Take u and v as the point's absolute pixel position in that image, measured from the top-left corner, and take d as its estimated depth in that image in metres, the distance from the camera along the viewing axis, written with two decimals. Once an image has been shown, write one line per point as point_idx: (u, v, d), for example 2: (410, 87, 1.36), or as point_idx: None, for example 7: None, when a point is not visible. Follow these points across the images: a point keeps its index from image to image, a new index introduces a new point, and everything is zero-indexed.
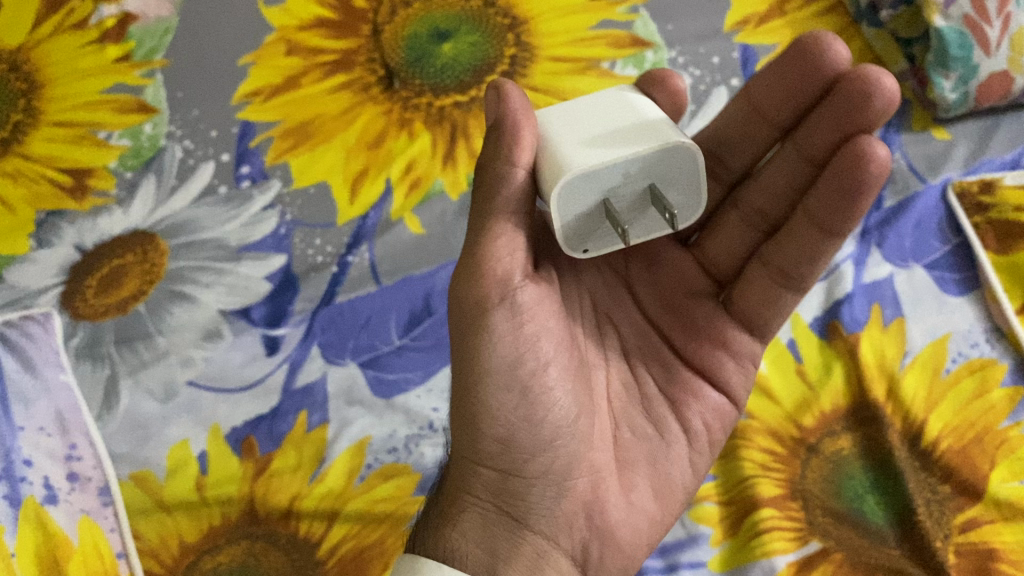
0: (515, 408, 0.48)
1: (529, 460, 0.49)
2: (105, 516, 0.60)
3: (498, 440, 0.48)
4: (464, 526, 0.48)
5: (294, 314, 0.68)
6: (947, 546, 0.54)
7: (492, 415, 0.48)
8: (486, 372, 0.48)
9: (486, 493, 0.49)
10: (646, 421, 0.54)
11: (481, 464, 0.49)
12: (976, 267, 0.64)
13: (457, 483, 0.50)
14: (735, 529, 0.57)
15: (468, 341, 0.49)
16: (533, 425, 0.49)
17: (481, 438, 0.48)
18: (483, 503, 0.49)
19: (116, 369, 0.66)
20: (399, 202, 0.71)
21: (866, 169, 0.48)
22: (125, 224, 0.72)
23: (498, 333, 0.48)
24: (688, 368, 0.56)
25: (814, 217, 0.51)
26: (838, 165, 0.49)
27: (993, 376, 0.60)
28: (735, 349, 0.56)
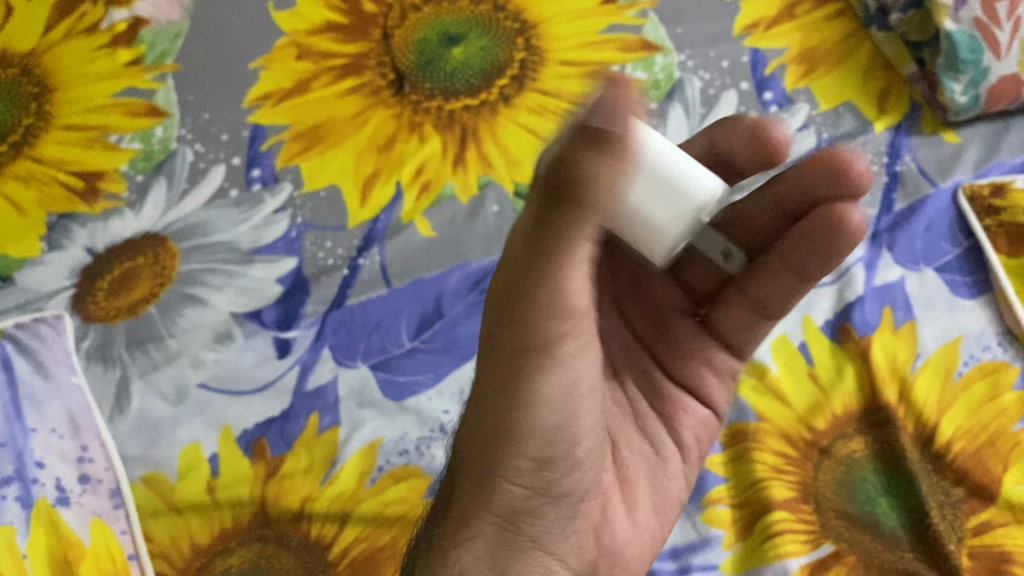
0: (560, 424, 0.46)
1: (560, 478, 0.47)
2: (116, 517, 0.61)
3: (538, 459, 0.45)
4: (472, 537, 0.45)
5: (306, 316, 0.68)
6: (961, 549, 0.55)
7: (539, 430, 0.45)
8: (542, 388, 0.44)
9: (503, 510, 0.46)
10: (644, 439, 0.56)
11: (513, 482, 0.45)
12: (987, 270, 0.64)
13: (471, 496, 0.45)
14: (747, 532, 0.57)
15: (534, 343, 0.43)
16: (569, 449, 0.47)
17: (522, 454, 0.45)
18: (498, 521, 0.46)
19: (128, 371, 0.66)
20: (410, 204, 0.71)
21: (844, 232, 0.52)
22: (135, 227, 0.73)
23: (564, 349, 0.44)
24: (674, 385, 0.59)
25: (789, 263, 0.54)
26: (813, 227, 0.53)
27: (1005, 379, 0.60)
28: (717, 366, 0.59)
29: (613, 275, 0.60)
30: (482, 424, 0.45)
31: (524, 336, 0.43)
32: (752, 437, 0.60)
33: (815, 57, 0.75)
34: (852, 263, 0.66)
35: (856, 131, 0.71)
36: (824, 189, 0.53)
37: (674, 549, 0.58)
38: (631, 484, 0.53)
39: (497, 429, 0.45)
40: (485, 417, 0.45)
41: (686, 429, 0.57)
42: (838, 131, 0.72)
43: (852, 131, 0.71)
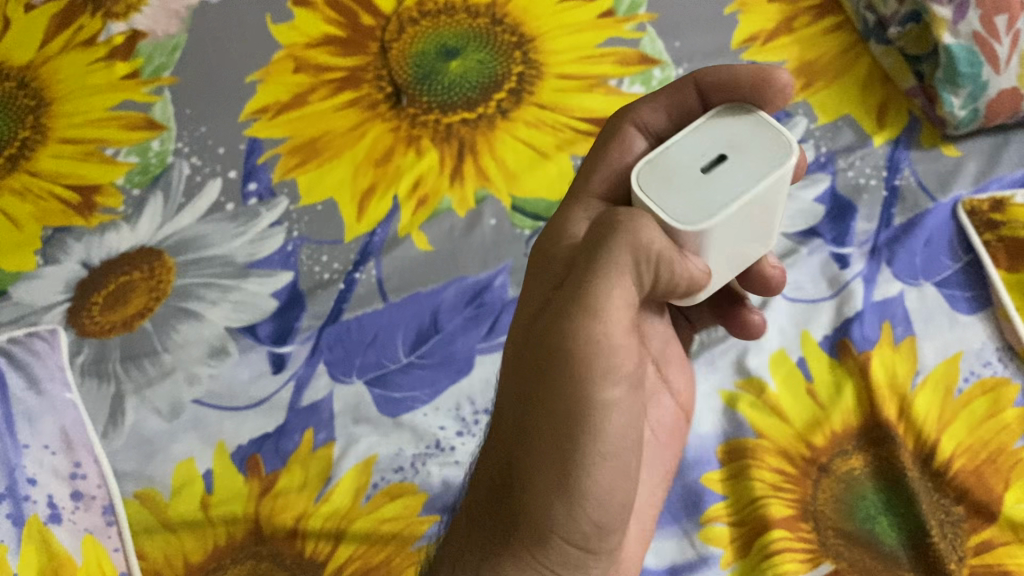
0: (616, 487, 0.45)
1: (608, 539, 0.47)
2: (109, 535, 0.60)
3: (592, 523, 0.45)
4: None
5: (301, 331, 0.67)
6: (962, 569, 0.54)
7: (600, 492, 0.44)
8: (601, 448, 0.43)
9: (552, 566, 0.45)
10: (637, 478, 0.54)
11: (569, 543, 0.45)
12: (988, 285, 0.64)
13: (524, 547, 0.45)
14: (746, 551, 0.57)
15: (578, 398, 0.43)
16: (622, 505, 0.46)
17: (584, 517, 0.44)
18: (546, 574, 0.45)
19: (122, 387, 0.66)
20: (407, 218, 0.71)
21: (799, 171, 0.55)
22: (131, 241, 0.72)
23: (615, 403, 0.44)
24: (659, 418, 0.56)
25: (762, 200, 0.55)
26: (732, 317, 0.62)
27: (1006, 396, 0.59)
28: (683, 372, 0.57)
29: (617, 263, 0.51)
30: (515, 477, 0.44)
31: (571, 390, 0.43)
32: (750, 453, 0.60)
33: (814, 70, 0.75)
34: (851, 279, 0.66)
35: (855, 145, 0.71)
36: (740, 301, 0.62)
37: (673, 568, 0.57)
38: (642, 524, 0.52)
39: (549, 485, 0.43)
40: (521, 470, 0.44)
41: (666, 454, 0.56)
42: (837, 145, 0.72)
43: (850, 145, 0.71)
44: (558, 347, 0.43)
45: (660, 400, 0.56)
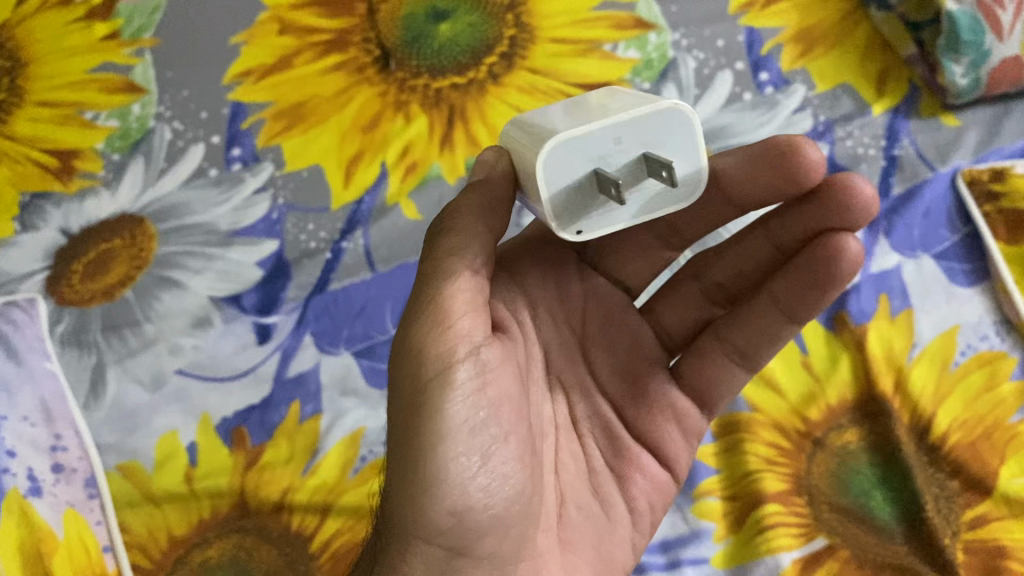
0: (471, 450, 0.43)
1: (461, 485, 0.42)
2: (91, 508, 0.58)
3: (452, 512, 0.42)
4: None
5: (287, 301, 0.66)
6: (956, 544, 0.53)
7: (458, 440, 0.42)
8: (440, 432, 0.42)
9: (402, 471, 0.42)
10: (592, 498, 0.51)
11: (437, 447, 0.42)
12: (986, 257, 0.63)
13: (404, 442, 0.42)
14: (738, 525, 0.56)
15: (426, 390, 0.42)
16: (469, 495, 0.42)
17: (442, 442, 0.42)
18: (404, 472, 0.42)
19: (103, 357, 0.64)
20: (395, 186, 0.69)
21: (841, 263, 0.49)
22: (112, 208, 0.70)
23: (461, 394, 0.43)
24: (635, 439, 0.54)
25: (778, 301, 0.51)
26: (810, 257, 0.50)
27: (1002, 370, 0.59)
28: (685, 424, 0.55)
29: (581, 316, 0.55)
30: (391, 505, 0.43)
31: (424, 385, 0.42)
32: (744, 427, 0.59)
33: (813, 37, 0.73)
34: None
35: (853, 114, 0.70)
36: (822, 224, 0.50)
37: (664, 542, 0.56)
38: (588, 522, 0.50)
39: (408, 487, 0.42)
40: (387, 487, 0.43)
41: (636, 492, 0.53)
42: (835, 114, 0.70)
43: (849, 114, 0.70)
44: (400, 350, 0.44)
45: (633, 474, 0.53)
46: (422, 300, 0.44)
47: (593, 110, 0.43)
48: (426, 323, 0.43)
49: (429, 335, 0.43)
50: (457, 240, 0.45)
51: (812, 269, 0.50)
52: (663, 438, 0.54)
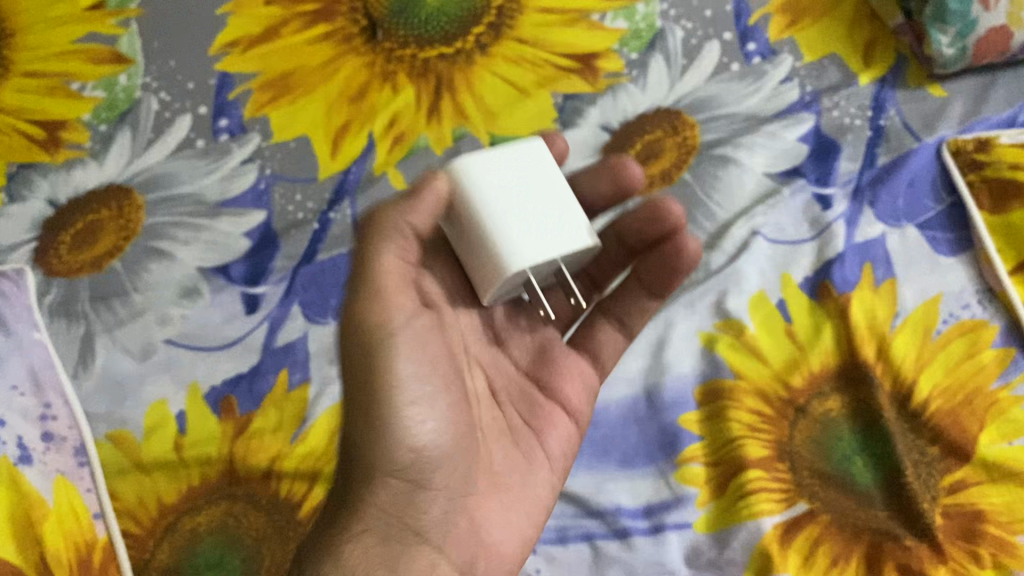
0: (418, 404, 0.47)
1: (409, 436, 0.46)
2: (81, 475, 0.59)
3: (408, 451, 0.47)
4: (366, 531, 0.46)
5: (274, 271, 0.66)
6: (935, 508, 0.54)
7: (405, 395, 0.46)
8: (387, 387, 0.46)
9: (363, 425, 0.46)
10: (516, 449, 0.54)
11: (384, 404, 0.46)
12: (969, 227, 0.63)
13: (361, 400, 0.46)
14: (721, 491, 0.57)
15: (368, 353, 0.46)
16: (421, 438, 0.47)
17: (395, 398, 0.46)
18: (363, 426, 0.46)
19: (92, 327, 0.65)
20: (383, 156, 0.69)
21: (683, 260, 0.58)
22: (99, 178, 0.71)
23: (404, 356, 0.46)
24: (545, 399, 0.57)
25: (642, 279, 0.60)
26: (658, 249, 0.59)
27: (984, 337, 0.59)
28: (582, 381, 0.59)
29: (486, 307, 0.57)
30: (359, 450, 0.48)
31: (366, 348, 0.46)
32: (728, 394, 0.59)
33: (800, 7, 0.74)
34: (833, 220, 0.65)
35: (840, 84, 0.70)
36: (651, 233, 0.60)
37: (648, 508, 0.57)
38: (518, 460, 0.54)
39: (369, 432, 0.46)
40: (351, 435, 0.47)
41: (556, 443, 0.56)
42: (822, 84, 0.70)
43: (836, 84, 0.70)
44: (344, 319, 0.47)
45: (554, 425, 0.56)
46: (358, 278, 0.47)
47: (544, 209, 0.50)
48: (370, 285, 0.46)
49: (373, 297, 0.46)
50: (393, 225, 0.47)
51: (659, 261, 0.59)
52: (569, 394, 0.58)
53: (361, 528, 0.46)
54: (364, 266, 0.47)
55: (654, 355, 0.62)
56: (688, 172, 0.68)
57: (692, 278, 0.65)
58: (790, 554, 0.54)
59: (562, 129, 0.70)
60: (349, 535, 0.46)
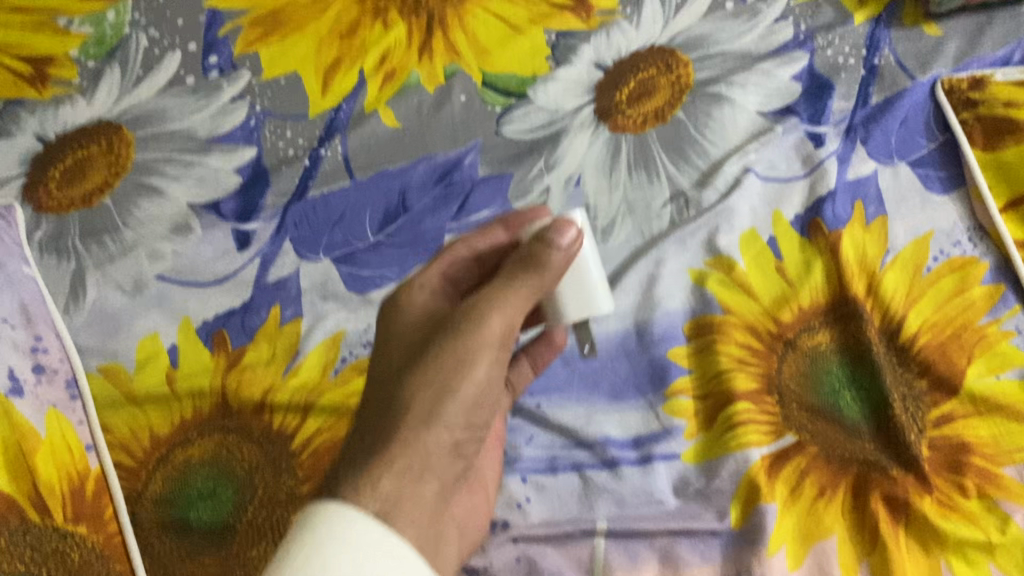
0: (481, 403, 0.46)
1: (464, 429, 0.45)
2: (73, 408, 0.59)
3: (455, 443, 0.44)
4: (404, 467, 0.41)
5: (265, 207, 0.66)
6: (921, 440, 0.54)
7: (483, 393, 0.46)
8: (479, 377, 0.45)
9: (438, 394, 0.44)
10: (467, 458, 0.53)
11: (470, 390, 0.44)
12: (962, 164, 0.62)
13: (455, 373, 0.44)
14: (709, 423, 0.57)
15: (484, 343, 0.46)
16: (464, 431, 0.45)
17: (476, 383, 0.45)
18: (446, 397, 0.44)
19: (83, 263, 0.65)
20: (374, 93, 0.69)
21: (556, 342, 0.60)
22: (88, 114, 0.71)
23: (499, 364, 0.47)
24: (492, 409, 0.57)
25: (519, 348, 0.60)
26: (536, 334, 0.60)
27: (974, 274, 0.59)
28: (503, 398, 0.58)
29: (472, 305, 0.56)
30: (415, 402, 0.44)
31: (484, 333, 0.46)
32: (717, 329, 0.60)
33: None
34: (825, 157, 0.65)
35: (834, 24, 0.70)
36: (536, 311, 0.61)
37: (638, 439, 0.57)
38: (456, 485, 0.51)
39: (443, 403, 0.44)
40: (420, 381, 0.44)
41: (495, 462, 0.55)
42: (817, 23, 0.70)
43: (831, 23, 0.70)
44: (480, 306, 0.47)
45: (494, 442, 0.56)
46: (513, 282, 0.48)
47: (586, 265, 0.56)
48: (506, 296, 0.47)
49: (504, 305, 0.47)
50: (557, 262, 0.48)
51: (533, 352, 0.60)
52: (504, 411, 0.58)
53: (400, 468, 0.41)
54: (504, 279, 0.48)
55: (645, 291, 0.62)
56: (681, 110, 0.68)
57: (685, 216, 0.65)
58: (777, 485, 0.54)
59: (556, 65, 0.70)
60: (385, 471, 0.41)
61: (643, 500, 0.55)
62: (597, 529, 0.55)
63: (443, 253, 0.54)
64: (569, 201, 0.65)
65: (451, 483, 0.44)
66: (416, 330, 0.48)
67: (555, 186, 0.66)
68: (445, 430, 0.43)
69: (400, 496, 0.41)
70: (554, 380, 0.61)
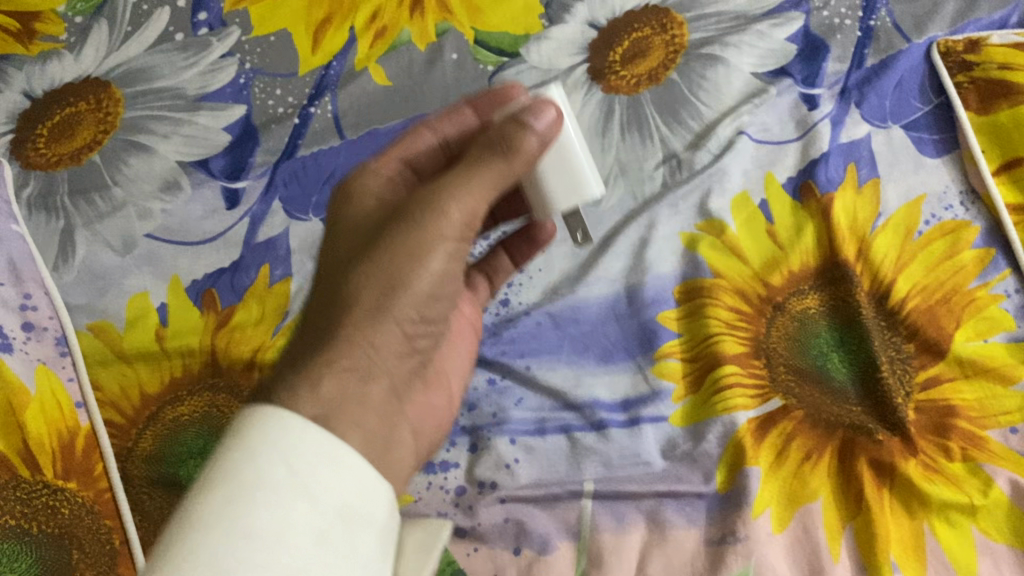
0: (436, 290, 0.45)
1: (416, 316, 0.44)
2: (63, 366, 0.59)
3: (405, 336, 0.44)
4: (349, 366, 0.41)
5: (255, 165, 0.66)
6: (908, 403, 0.54)
7: (435, 283, 0.44)
8: (429, 269, 0.44)
9: (383, 285, 0.43)
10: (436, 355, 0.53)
11: (418, 281, 0.43)
12: (956, 127, 0.62)
13: (402, 266, 0.43)
14: (697, 386, 0.57)
15: (433, 233, 0.44)
16: (419, 318, 0.45)
17: (424, 274, 0.44)
18: (392, 290, 0.43)
19: (72, 221, 0.65)
20: (364, 51, 0.69)
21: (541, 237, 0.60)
22: (75, 70, 0.70)
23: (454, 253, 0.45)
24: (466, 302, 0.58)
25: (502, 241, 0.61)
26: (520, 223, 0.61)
27: (965, 238, 0.59)
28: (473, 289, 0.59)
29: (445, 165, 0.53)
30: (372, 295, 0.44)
31: (433, 222, 0.44)
32: (706, 292, 0.60)
33: None
34: (818, 120, 0.64)
35: None
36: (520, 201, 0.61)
37: (626, 401, 0.58)
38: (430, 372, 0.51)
39: (386, 295, 0.43)
40: (367, 271, 0.43)
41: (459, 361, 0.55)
42: None
43: None
44: (435, 195, 0.44)
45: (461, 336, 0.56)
46: (475, 166, 0.45)
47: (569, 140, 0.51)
48: (467, 184, 0.45)
49: (464, 193, 0.44)
50: (524, 146, 0.45)
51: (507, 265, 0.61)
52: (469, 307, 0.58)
53: (348, 367, 0.41)
54: (466, 164, 0.46)
55: (636, 254, 0.62)
56: (675, 71, 0.67)
57: (677, 178, 0.64)
58: (763, 448, 0.54)
59: (549, 24, 0.69)
60: (331, 370, 0.41)
61: (631, 462, 0.55)
62: (584, 490, 0.55)
63: (407, 136, 0.53)
64: None
65: (404, 375, 0.45)
66: (375, 217, 0.47)
67: None
68: (395, 326, 0.43)
69: (344, 399, 0.40)
70: (544, 341, 0.61)
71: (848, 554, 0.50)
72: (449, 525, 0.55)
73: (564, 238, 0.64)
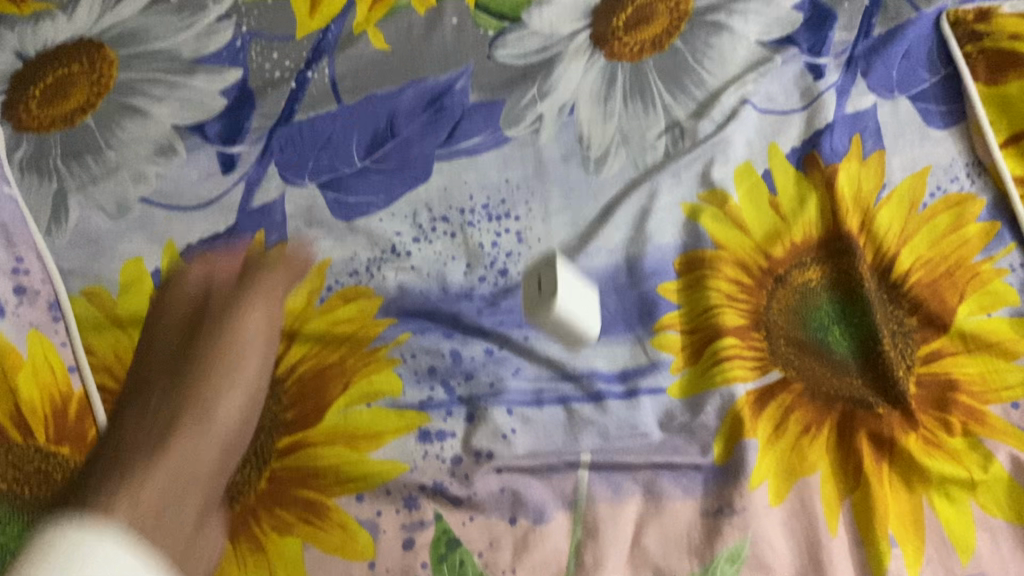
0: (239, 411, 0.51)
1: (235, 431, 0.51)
2: (55, 330, 0.59)
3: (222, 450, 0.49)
4: (154, 500, 0.43)
5: (251, 130, 0.65)
6: (909, 377, 0.54)
7: (230, 400, 0.50)
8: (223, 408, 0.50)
9: (193, 415, 0.48)
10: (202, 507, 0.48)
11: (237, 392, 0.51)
12: (963, 98, 0.61)
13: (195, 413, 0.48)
14: (696, 358, 0.57)
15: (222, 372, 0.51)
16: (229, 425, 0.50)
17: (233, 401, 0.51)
18: (195, 413, 0.49)
19: (65, 184, 0.64)
20: (363, 15, 0.68)
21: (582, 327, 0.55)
22: (68, 31, 0.69)
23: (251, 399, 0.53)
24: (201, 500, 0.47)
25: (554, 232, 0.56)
26: None
27: (970, 211, 0.58)
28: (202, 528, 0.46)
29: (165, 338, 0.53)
30: (184, 414, 0.47)
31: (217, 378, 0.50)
32: (707, 263, 0.59)
33: None
34: (824, 90, 0.63)
35: None
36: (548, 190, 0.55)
37: (624, 372, 0.57)
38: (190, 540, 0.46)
39: (188, 418, 0.48)
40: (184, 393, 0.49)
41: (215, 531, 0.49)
42: None
43: None
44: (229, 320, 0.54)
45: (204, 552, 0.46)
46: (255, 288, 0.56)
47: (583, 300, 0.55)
48: (265, 282, 0.57)
49: (265, 291, 0.56)
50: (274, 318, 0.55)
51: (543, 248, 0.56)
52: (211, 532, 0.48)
53: (160, 482, 0.44)
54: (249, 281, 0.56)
55: (636, 224, 0.61)
56: (679, 38, 0.66)
57: (680, 147, 0.63)
58: (762, 420, 0.53)
59: None
60: (144, 488, 0.42)
61: (627, 431, 0.55)
62: (581, 461, 0.53)
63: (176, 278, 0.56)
64: (561, 130, 0.64)
65: (216, 492, 0.48)
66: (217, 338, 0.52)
67: (547, 115, 0.64)
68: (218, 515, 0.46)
69: (159, 515, 0.42)
70: None
71: (845, 528, 0.50)
72: (445, 494, 0.53)
73: (564, 207, 0.62)
